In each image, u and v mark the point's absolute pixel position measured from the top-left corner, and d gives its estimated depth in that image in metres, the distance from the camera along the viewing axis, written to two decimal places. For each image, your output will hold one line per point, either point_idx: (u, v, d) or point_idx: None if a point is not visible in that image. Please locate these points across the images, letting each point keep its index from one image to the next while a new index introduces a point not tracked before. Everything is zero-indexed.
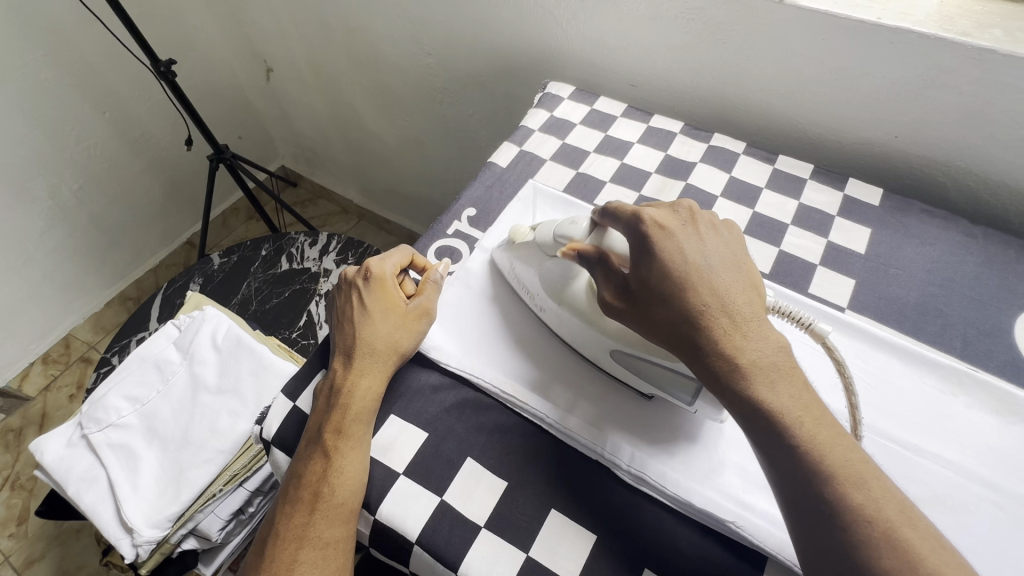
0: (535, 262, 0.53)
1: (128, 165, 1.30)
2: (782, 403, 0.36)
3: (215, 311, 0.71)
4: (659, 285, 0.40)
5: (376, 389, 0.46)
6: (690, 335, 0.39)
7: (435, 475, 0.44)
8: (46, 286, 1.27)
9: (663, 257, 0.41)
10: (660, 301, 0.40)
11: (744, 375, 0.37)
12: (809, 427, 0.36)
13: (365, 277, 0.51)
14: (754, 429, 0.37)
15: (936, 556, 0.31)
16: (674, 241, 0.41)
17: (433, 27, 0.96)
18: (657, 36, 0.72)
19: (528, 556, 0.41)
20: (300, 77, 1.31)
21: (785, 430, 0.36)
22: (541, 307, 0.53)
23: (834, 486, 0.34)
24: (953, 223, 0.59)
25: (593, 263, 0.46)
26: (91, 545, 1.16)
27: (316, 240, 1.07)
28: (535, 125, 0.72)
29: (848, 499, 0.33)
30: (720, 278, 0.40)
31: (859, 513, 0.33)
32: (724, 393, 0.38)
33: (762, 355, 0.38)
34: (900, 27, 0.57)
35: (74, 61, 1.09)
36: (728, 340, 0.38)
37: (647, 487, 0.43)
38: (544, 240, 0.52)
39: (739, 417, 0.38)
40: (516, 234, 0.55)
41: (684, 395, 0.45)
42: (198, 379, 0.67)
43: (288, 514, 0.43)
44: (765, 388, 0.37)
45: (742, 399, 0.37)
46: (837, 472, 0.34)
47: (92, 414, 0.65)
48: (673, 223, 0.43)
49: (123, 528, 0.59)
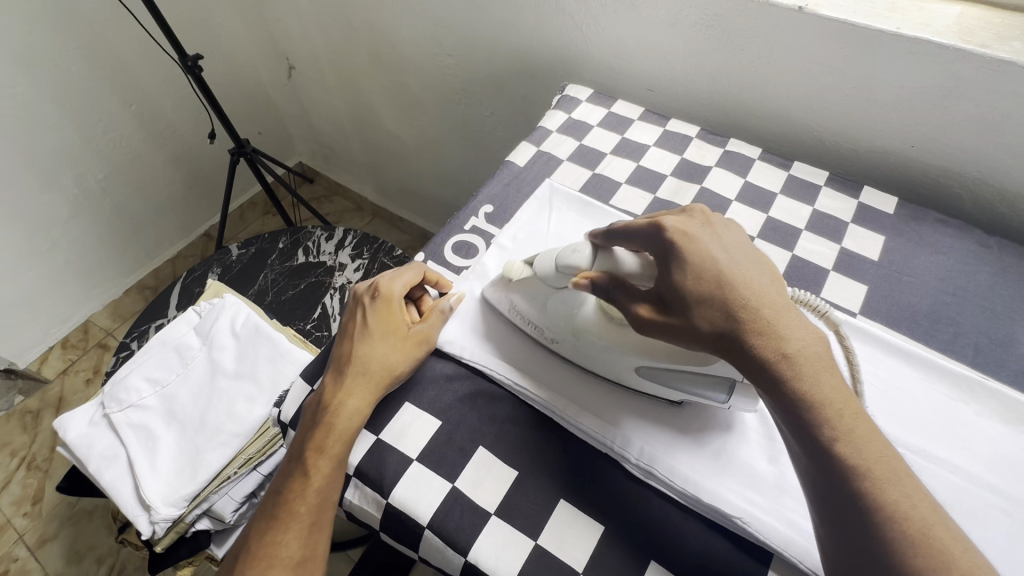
0: (539, 295, 0.50)
1: (152, 156, 1.33)
2: (825, 396, 0.37)
3: (234, 300, 0.74)
4: (694, 284, 0.40)
5: (359, 408, 0.46)
6: (732, 329, 0.39)
7: (448, 462, 0.45)
8: (67, 272, 1.30)
9: (697, 254, 0.41)
10: (698, 298, 0.40)
11: (787, 366, 0.37)
12: (847, 421, 0.36)
13: (373, 295, 0.51)
14: (794, 421, 0.37)
15: (967, 556, 0.32)
16: (699, 243, 0.41)
17: (453, 28, 0.97)
18: (675, 42, 0.73)
19: (537, 545, 0.42)
20: (321, 75, 1.34)
21: (823, 423, 0.36)
22: (552, 338, 0.51)
23: (870, 483, 0.34)
24: (967, 233, 0.59)
25: (609, 290, 0.44)
26: (102, 527, 1.18)
27: (332, 235, 1.09)
28: (552, 126, 0.73)
29: (882, 496, 0.34)
30: (753, 274, 0.41)
31: (895, 510, 0.33)
32: (764, 383, 0.38)
33: (804, 346, 0.38)
34: (918, 37, 0.57)
35: (105, 54, 1.12)
36: (767, 331, 0.38)
37: (655, 480, 0.44)
38: (545, 273, 0.49)
39: (781, 408, 0.37)
40: (510, 270, 0.52)
41: (719, 394, 0.45)
42: (217, 364, 0.68)
43: (264, 528, 0.46)
44: (808, 378, 0.37)
45: (786, 389, 0.37)
46: (873, 468, 0.34)
47: (114, 395, 0.67)
48: (692, 226, 0.43)
49: (141, 505, 0.61)
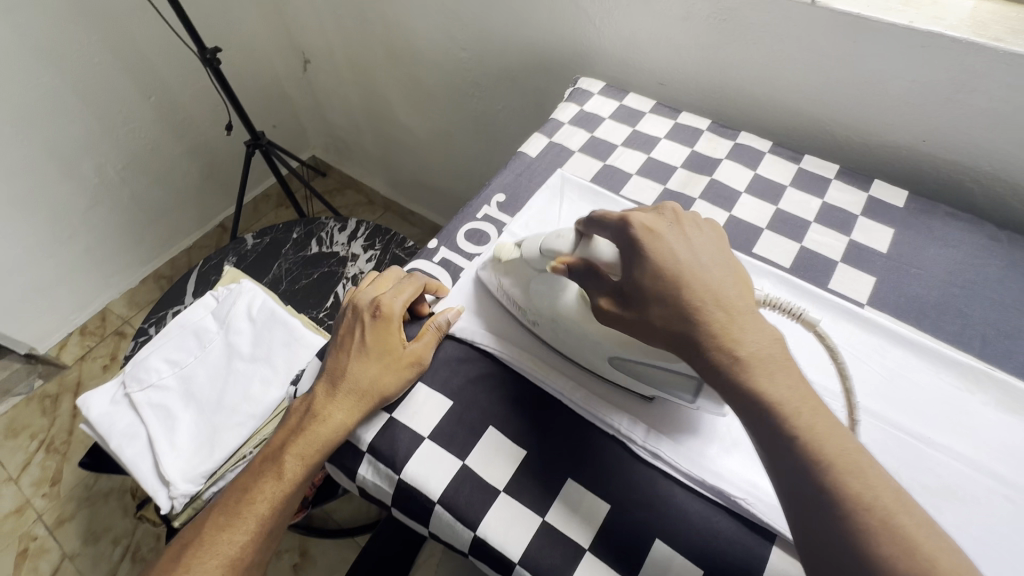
0: (521, 280, 0.52)
1: (169, 148, 1.35)
2: (780, 394, 0.36)
3: (251, 286, 0.76)
4: (649, 283, 0.41)
5: (337, 427, 0.46)
6: (690, 338, 0.38)
7: (458, 440, 0.47)
8: (86, 261, 1.34)
9: (658, 253, 0.41)
10: (654, 296, 0.40)
11: (742, 368, 0.37)
12: (804, 417, 0.35)
13: (374, 313, 0.50)
14: (751, 421, 0.36)
15: (932, 542, 0.31)
16: (662, 241, 0.42)
17: (467, 23, 0.99)
18: (687, 36, 0.73)
19: (544, 521, 0.43)
20: (336, 70, 1.36)
21: (779, 423, 0.35)
22: (534, 321, 0.52)
23: (831, 476, 0.33)
24: (978, 227, 0.59)
25: (581, 275, 0.46)
26: (117, 510, 1.20)
27: (345, 226, 1.11)
28: (564, 118, 0.74)
29: (845, 488, 0.33)
30: (713, 274, 0.41)
31: (856, 501, 0.32)
32: (721, 387, 0.37)
33: (759, 348, 0.37)
34: (931, 31, 0.57)
35: (126, 47, 1.15)
36: (723, 332, 0.38)
37: (661, 462, 0.45)
38: (530, 255, 0.51)
39: (738, 410, 0.37)
40: (500, 250, 0.54)
41: (684, 394, 0.44)
42: (234, 347, 0.70)
43: (218, 526, 0.47)
44: (764, 379, 0.36)
45: (742, 390, 0.36)
46: (835, 461, 0.34)
47: (135, 374, 0.69)
48: (661, 225, 0.43)
49: (160, 481, 0.63)
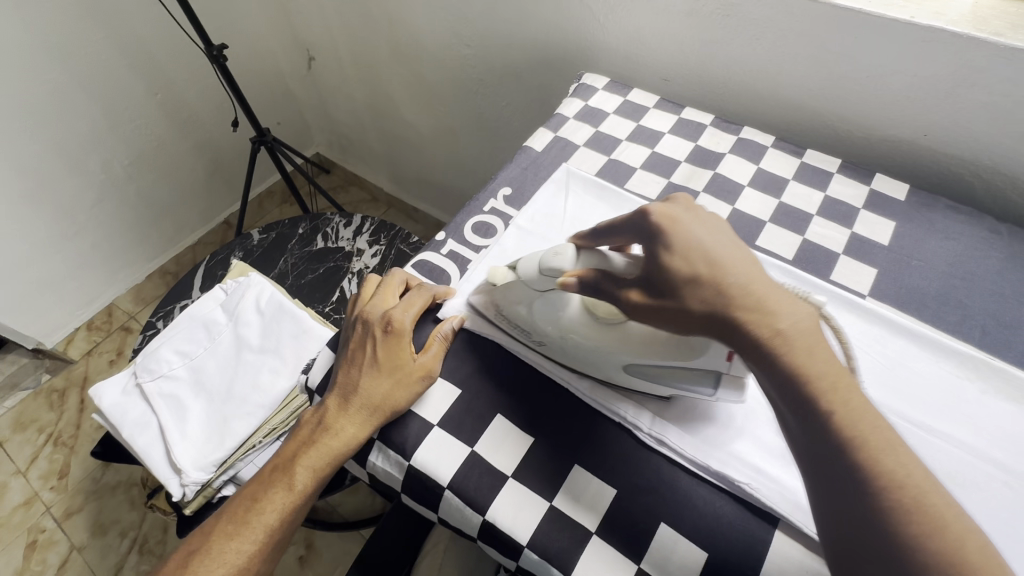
0: (524, 300, 0.49)
1: (175, 144, 1.36)
2: (819, 369, 0.34)
3: (259, 279, 0.77)
4: (683, 270, 0.38)
5: (349, 441, 0.47)
6: (725, 315, 0.36)
7: (467, 428, 0.48)
8: (94, 256, 1.35)
9: (686, 239, 0.39)
10: (688, 279, 0.38)
11: (781, 342, 0.35)
12: (841, 392, 0.33)
13: (385, 328, 0.50)
14: (786, 396, 0.34)
15: (958, 521, 0.30)
16: (687, 227, 0.40)
17: (472, 20, 1.00)
18: (691, 32, 0.74)
19: (551, 506, 0.44)
20: (340, 66, 1.37)
21: (818, 400, 0.33)
22: (541, 340, 0.49)
23: (864, 454, 0.32)
24: (978, 220, 0.60)
25: (596, 285, 0.43)
26: (125, 502, 1.22)
27: (350, 221, 1.12)
28: (569, 113, 0.75)
29: (877, 467, 0.32)
30: (740, 253, 0.39)
31: (888, 480, 0.31)
32: (757, 360, 0.35)
33: (800, 322, 0.35)
34: (932, 26, 0.58)
35: (134, 44, 1.16)
36: (759, 306, 0.36)
37: (667, 449, 0.46)
38: (529, 276, 0.47)
39: (772, 384, 0.35)
40: (494, 276, 0.51)
41: (705, 387, 0.45)
42: (243, 339, 0.71)
43: (229, 533, 0.49)
44: (803, 355, 0.34)
45: (778, 365, 0.34)
46: (867, 439, 0.32)
47: (146, 365, 0.70)
48: (679, 211, 0.41)
49: (172, 469, 0.64)
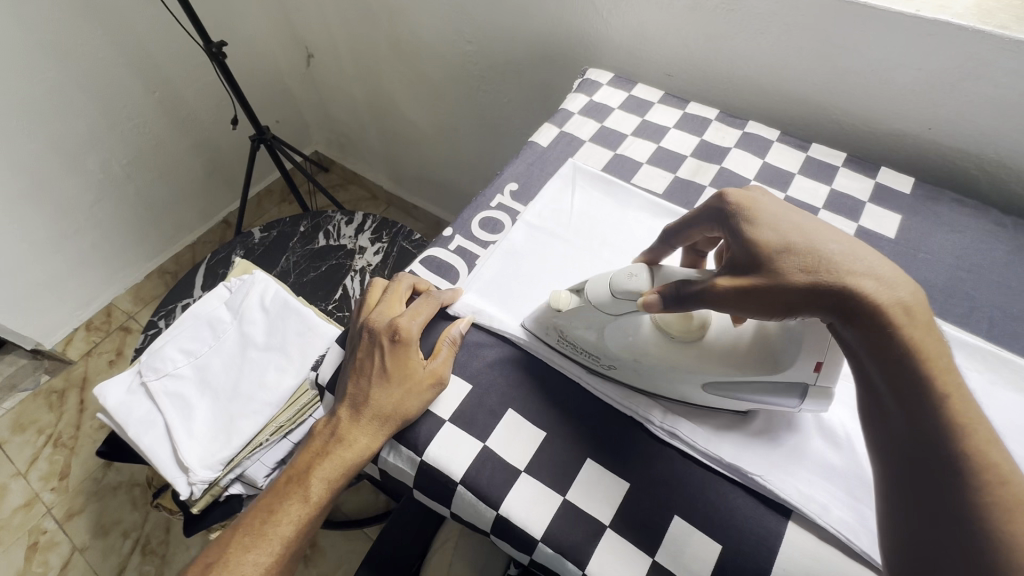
0: (595, 327, 0.47)
1: (174, 143, 1.35)
2: (926, 342, 0.34)
3: (264, 276, 0.76)
4: (777, 241, 0.38)
5: (363, 452, 0.47)
6: (830, 284, 0.36)
7: (479, 423, 0.48)
8: (92, 256, 1.34)
9: (773, 216, 0.40)
10: (781, 250, 0.38)
11: (895, 315, 0.34)
12: (944, 368, 0.33)
13: (393, 336, 0.48)
14: (889, 362, 0.34)
15: None
16: (772, 208, 0.41)
17: (474, 16, 0.99)
18: (695, 27, 0.74)
19: (565, 500, 0.44)
20: (340, 64, 1.36)
21: (931, 377, 0.33)
22: (609, 364, 0.48)
23: (961, 424, 0.32)
24: (983, 213, 0.60)
25: (680, 291, 0.40)
26: (127, 503, 1.21)
27: (352, 219, 1.12)
28: (574, 108, 0.75)
29: (981, 452, 0.31)
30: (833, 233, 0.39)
31: (993, 467, 0.31)
32: (867, 331, 0.35)
33: (906, 297, 0.35)
34: (938, 19, 0.58)
35: (132, 42, 1.15)
36: (867, 278, 0.35)
37: (679, 442, 0.46)
38: (600, 300, 0.45)
39: (875, 351, 0.34)
40: (556, 301, 0.48)
41: (790, 399, 0.44)
42: (248, 337, 0.71)
43: (246, 545, 0.49)
44: (911, 326, 0.34)
45: (887, 334, 0.34)
46: (963, 412, 0.32)
47: (151, 364, 0.69)
48: (760, 196, 0.43)
49: (178, 468, 0.63)
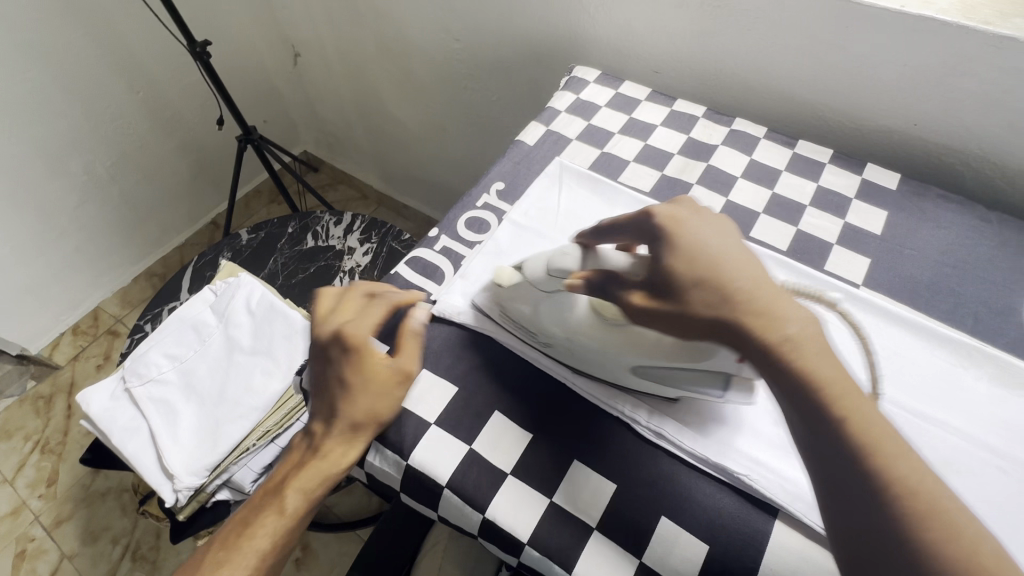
0: (529, 301, 0.48)
1: (159, 144, 1.34)
2: (827, 376, 0.33)
3: (250, 279, 0.76)
4: (687, 270, 0.37)
5: (341, 460, 0.45)
6: (730, 318, 0.35)
7: (464, 425, 0.47)
8: (78, 259, 1.32)
9: (690, 238, 0.38)
10: (693, 281, 0.37)
11: (790, 349, 0.34)
12: (850, 399, 0.32)
13: (347, 342, 0.46)
14: (794, 403, 0.33)
15: (972, 528, 0.29)
16: (694, 229, 0.39)
17: (460, 15, 0.99)
18: (683, 24, 0.74)
19: (552, 502, 0.44)
20: (327, 63, 1.35)
21: (829, 408, 0.32)
22: (546, 341, 0.48)
23: (872, 458, 0.31)
24: (968, 208, 0.60)
25: (602, 285, 0.41)
26: (116, 508, 1.20)
27: (340, 220, 1.11)
28: (561, 106, 0.74)
29: (890, 473, 0.30)
30: (747, 258, 0.38)
31: (900, 486, 0.30)
32: (765, 368, 0.34)
33: (807, 329, 0.34)
34: (923, 15, 0.58)
35: (114, 42, 1.13)
36: (767, 313, 0.35)
37: (666, 442, 0.46)
38: (535, 276, 0.47)
39: (780, 392, 0.34)
40: (500, 276, 0.51)
41: (714, 389, 0.43)
42: (234, 340, 0.70)
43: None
44: (810, 359, 0.33)
45: (787, 374, 0.33)
46: (877, 442, 0.31)
47: (135, 369, 0.69)
48: (685, 214, 0.41)
49: (163, 474, 0.63)
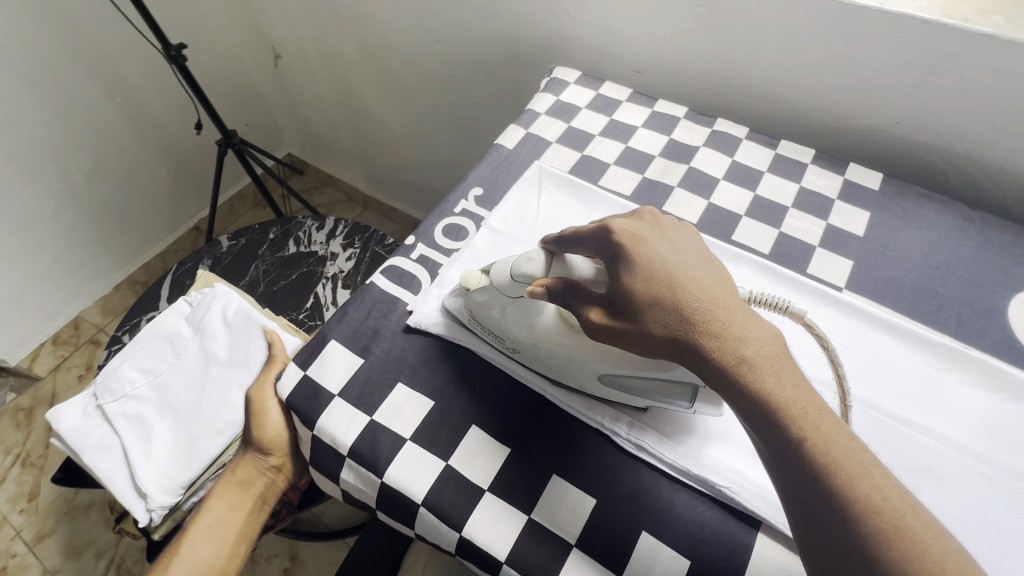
0: (497, 308, 0.48)
1: (137, 149, 1.31)
2: (786, 395, 0.32)
3: (225, 289, 0.74)
4: (644, 289, 0.36)
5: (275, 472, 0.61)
6: (688, 338, 0.34)
7: (440, 441, 0.46)
8: (56, 268, 1.29)
9: (646, 257, 0.38)
10: (649, 301, 0.36)
11: (746, 369, 0.33)
12: (809, 417, 0.32)
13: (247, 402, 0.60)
14: (755, 423, 0.33)
15: (939, 543, 0.28)
16: (649, 246, 0.39)
17: (440, 15, 0.97)
18: (663, 23, 0.73)
19: (530, 519, 0.43)
20: (308, 65, 1.33)
21: (788, 427, 0.31)
22: (515, 347, 0.48)
23: (835, 477, 0.30)
24: (951, 208, 0.60)
25: (564, 296, 0.41)
26: (100, 522, 1.18)
27: (323, 225, 1.09)
28: (540, 109, 0.73)
29: (852, 490, 0.29)
30: (703, 275, 0.38)
31: (863, 503, 0.29)
32: (723, 389, 0.34)
33: (763, 347, 0.34)
34: (903, 13, 0.58)
35: (87, 46, 1.11)
36: (723, 332, 0.34)
37: (646, 454, 0.45)
38: (501, 282, 0.46)
39: (741, 412, 0.33)
40: (468, 280, 0.49)
41: (681, 401, 0.44)
42: (210, 353, 0.69)
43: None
44: (769, 378, 0.33)
45: (746, 394, 0.33)
46: (840, 460, 0.30)
47: (107, 385, 0.66)
48: (642, 229, 0.40)
49: (137, 494, 0.61)
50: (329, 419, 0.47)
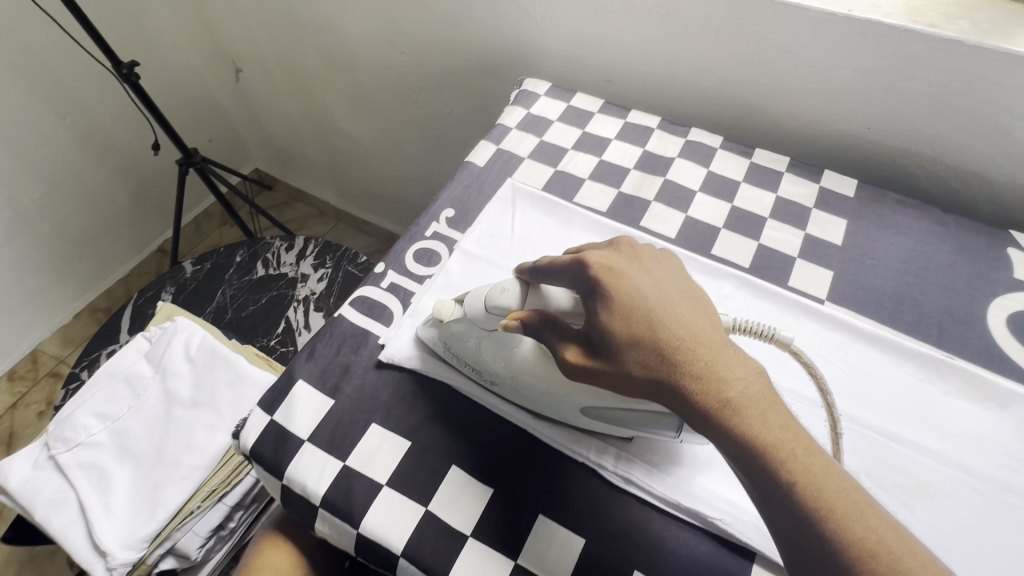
0: (472, 340, 0.46)
1: (92, 171, 1.25)
2: (773, 435, 0.30)
3: (187, 322, 0.70)
4: (621, 328, 0.35)
5: None
6: (669, 378, 0.33)
7: (419, 484, 0.43)
8: (8, 300, 1.22)
9: (622, 292, 0.36)
10: (628, 341, 0.34)
11: (730, 411, 0.31)
12: (798, 458, 0.30)
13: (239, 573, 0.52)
14: (743, 466, 0.31)
15: None
16: (626, 280, 0.37)
17: (404, 26, 0.94)
18: (632, 33, 0.71)
19: (517, 564, 0.40)
20: (270, 78, 1.28)
21: (776, 470, 0.30)
22: (493, 380, 0.46)
23: (829, 521, 0.28)
24: (925, 213, 0.60)
25: (540, 331, 0.39)
26: (65, 568, 1.11)
27: (292, 245, 1.05)
28: (511, 123, 0.71)
29: (846, 535, 0.28)
30: (683, 308, 0.36)
31: (858, 547, 0.28)
32: (707, 432, 0.32)
33: (748, 385, 0.32)
34: (869, 19, 0.57)
35: (31, 65, 1.05)
36: (705, 371, 0.32)
37: (635, 487, 0.43)
38: (476, 314, 0.44)
39: (728, 454, 0.32)
40: (440, 311, 0.47)
41: (667, 431, 0.42)
42: (172, 392, 0.65)
43: None
44: (755, 419, 0.31)
45: (732, 437, 0.31)
46: (832, 503, 0.29)
47: (59, 434, 0.62)
48: (619, 261, 0.38)
49: (96, 551, 0.56)
50: (299, 468, 0.44)
